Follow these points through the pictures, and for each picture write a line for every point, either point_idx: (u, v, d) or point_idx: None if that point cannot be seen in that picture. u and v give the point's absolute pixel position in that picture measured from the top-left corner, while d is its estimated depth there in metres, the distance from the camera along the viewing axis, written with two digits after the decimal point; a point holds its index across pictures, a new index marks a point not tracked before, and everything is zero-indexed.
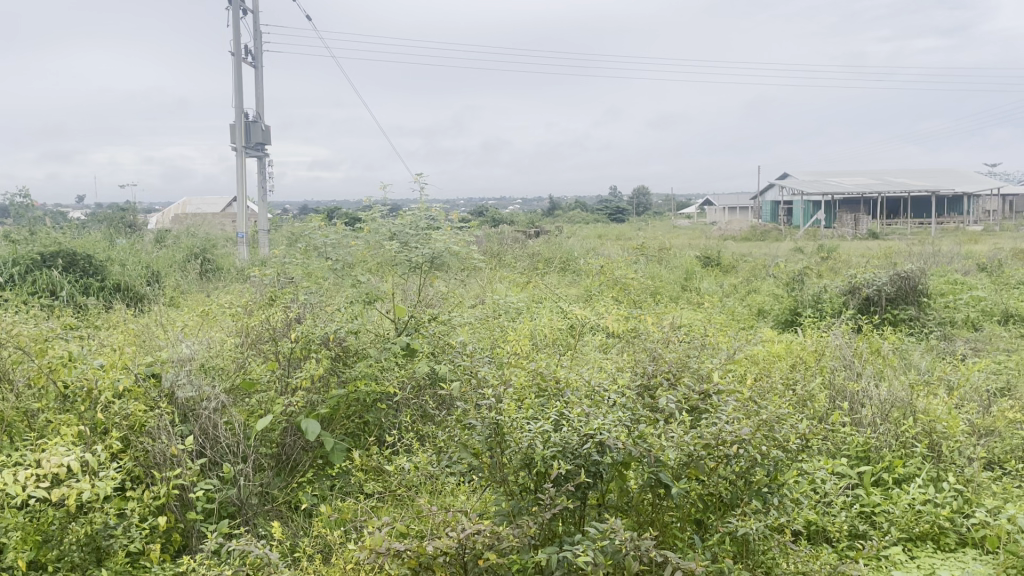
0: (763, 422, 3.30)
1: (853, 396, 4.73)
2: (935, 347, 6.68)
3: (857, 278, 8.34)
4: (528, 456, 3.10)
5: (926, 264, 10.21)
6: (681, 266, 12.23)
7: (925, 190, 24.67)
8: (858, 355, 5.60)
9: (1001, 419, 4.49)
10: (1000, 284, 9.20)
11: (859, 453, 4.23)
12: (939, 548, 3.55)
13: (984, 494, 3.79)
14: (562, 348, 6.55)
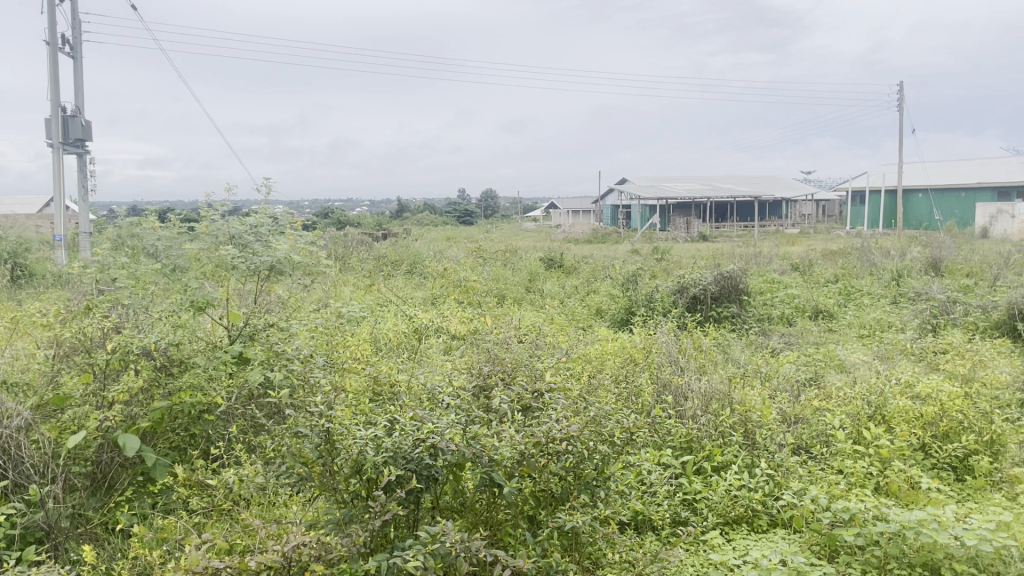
0: (591, 419, 3.43)
1: (676, 389, 4.98)
2: (755, 342, 7.14)
3: (684, 278, 8.78)
4: (358, 463, 3.03)
5: (748, 265, 10.94)
6: (524, 268, 12.49)
7: (749, 197, 26.43)
8: (683, 350, 5.93)
9: (808, 407, 4.84)
10: (811, 282, 9.97)
11: (682, 445, 4.44)
12: (753, 529, 3.80)
13: (792, 477, 4.10)
14: (403, 352, 6.47)
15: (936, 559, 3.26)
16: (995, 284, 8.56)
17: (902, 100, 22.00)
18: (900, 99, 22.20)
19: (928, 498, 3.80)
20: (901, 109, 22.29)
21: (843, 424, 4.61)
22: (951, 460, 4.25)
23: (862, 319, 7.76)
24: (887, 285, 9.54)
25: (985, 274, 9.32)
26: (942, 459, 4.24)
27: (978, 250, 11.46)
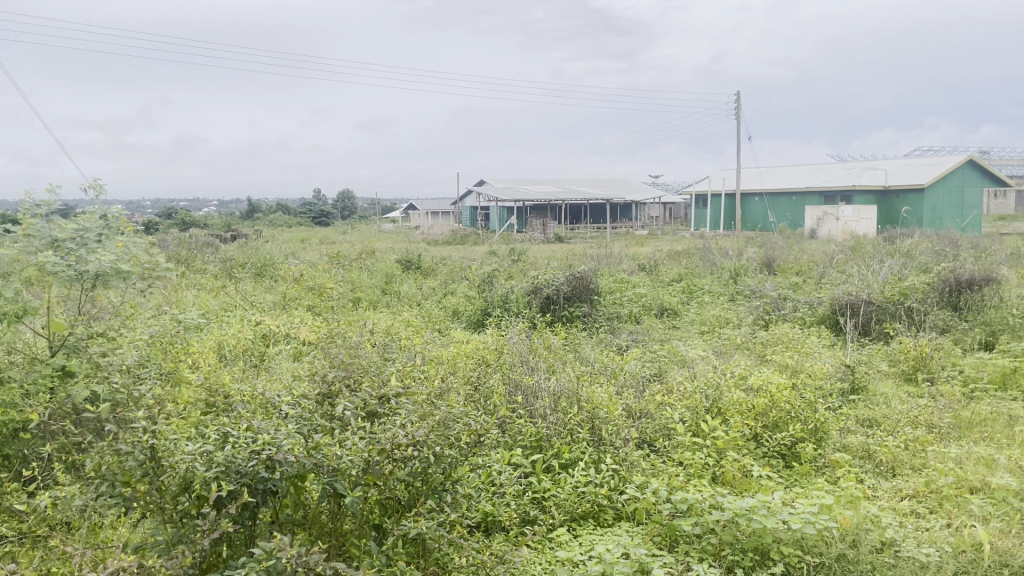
0: (438, 423, 3.37)
1: (527, 388, 5.00)
2: (604, 340, 7.33)
3: (538, 278, 8.90)
4: (187, 479, 2.86)
5: (599, 265, 11.26)
6: (380, 270, 12.30)
7: (601, 199, 27.27)
8: (533, 350, 6.00)
9: (651, 402, 4.99)
10: (657, 282, 10.38)
11: (532, 443, 4.44)
12: (599, 524, 3.87)
13: (635, 471, 4.20)
14: (248, 359, 6.20)
15: (765, 543, 3.44)
16: (820, 281, 9.21)
17: (738, 108, 23.36)
18: (738, 108, 23.55)
19: (759, 485, 4.02)
20: (738, 117, 23.63)
21: (683, 418, 4.78)
22: (781, 448, 4.51)
23: (703, 316, 8.14)
24: (726, 283, 10.06)
25: (812, 272, 10.01)
26: (772, 448, 4.49)
27: (806, 250, 12.31)
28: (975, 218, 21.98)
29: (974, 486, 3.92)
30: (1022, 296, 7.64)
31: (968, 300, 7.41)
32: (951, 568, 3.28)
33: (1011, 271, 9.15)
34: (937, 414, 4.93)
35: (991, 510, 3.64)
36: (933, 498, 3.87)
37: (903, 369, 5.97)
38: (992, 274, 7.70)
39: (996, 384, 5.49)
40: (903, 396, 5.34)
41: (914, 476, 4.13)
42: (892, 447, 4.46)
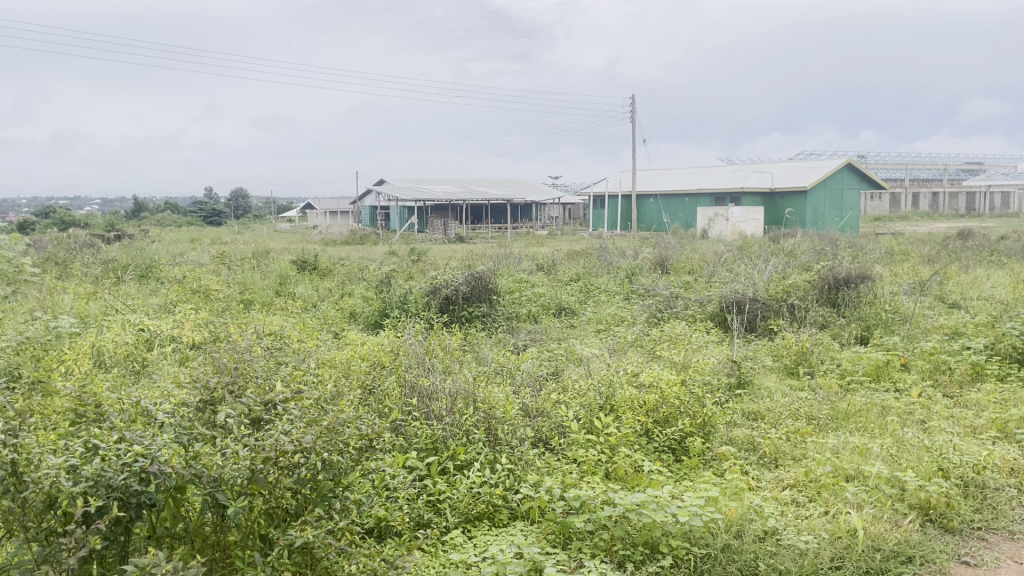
0: (326, 428, 3.28)
1: (422, 390, 4.91)
2: (502, 340, 7.34)
3: (437, 279, 8.84)
4: (51, 496, 2.69)
5: (498, 265, 11.29)
6: (275, 270, 11.96)
7: (502, 199, 27.38)
8: (429, 351, 5.94)
9: (548, 400, 5.00)
10: (555, 281, 10.49)
11: (427, 446, 4.36)
12: (494, 525, 3.84)
13: (530, 470, 4.19)
14: (129, 366, 5.90)
15: (655, 537, 3.51)
16: (711, 280, 9.52)
17: (634, 112, 23.90)
18: (633, 111, 24.07)
19: (649, 479, 4.11)
20: (634, 120, 24.18)
21: (577, 416, 4.82)
22: (670, 442, 4.62)
23: (600, 315, 8.26)
24: (621, 282, 10.26)
25: (703, 271, 10.34)
26: (662, 443, 4.59)
27: (697, 249, 12.70)
28: (853, 219, 23.21)
29: (850, 474, 4.11)
30: (894, 292, 8.09)
31: (846, 297, 7.80)
32: (827, 554, 3.42)
33: (884, 269, 9.69)
34: (817, 406, 5.16)
35: (864, 496, 3.81)
36: (812, 487, 4.04)
37: (785, 363, 6.23)
38: (867, 272, 8.13)
39: (870, 376, 5.79)
40: (785, 390, 5.56)
41: (795, 467, 4.30)
42: (775, 439, 4.64)
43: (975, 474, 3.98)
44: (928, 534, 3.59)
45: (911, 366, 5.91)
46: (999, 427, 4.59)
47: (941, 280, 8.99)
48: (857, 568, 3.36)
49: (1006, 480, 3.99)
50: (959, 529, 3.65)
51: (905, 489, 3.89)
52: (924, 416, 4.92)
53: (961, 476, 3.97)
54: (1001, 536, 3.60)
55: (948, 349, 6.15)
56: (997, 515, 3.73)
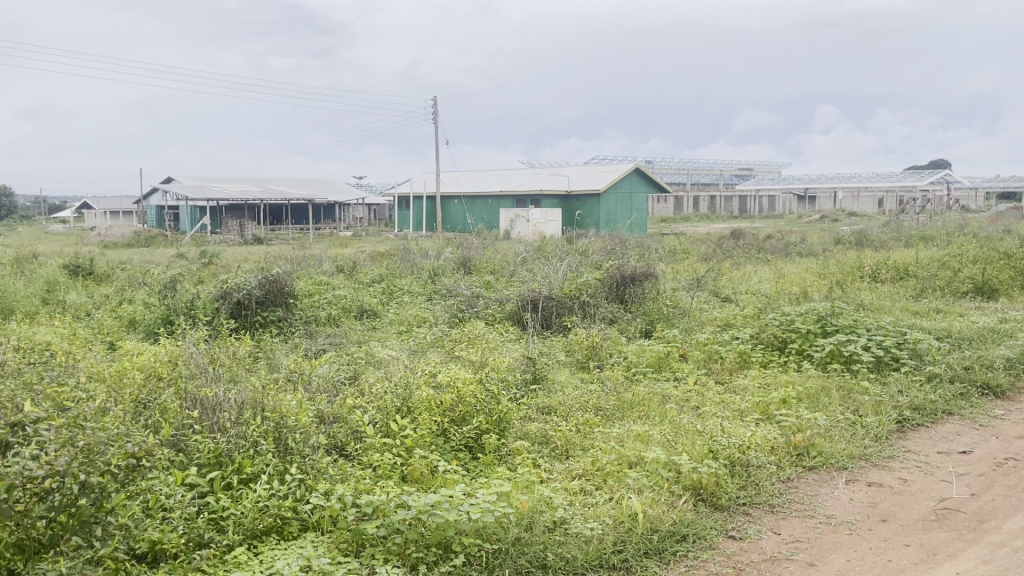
0: (84, 448, 2.99)
1: (204, 401, 4.58)
2: (298, 345, 7.08)
3: (227, 282, 8.37)
4: None
5: (295, 268, 10.91)
6: (40, 276, 10.84)
7: (304, 198, 26.56)
8: (215, 360, 5.61)
9: (344, 405, 4.83)
10: (356, 283, 10.30)
11: (210, 460, 4.07)
12: (283, 538, 3.65)
13: (322, 479, 4.04)
14: None
15: (448, 536, 3.50)
16: (511, 279, 9.74)
17: (436, 113, 24.05)
18: (435, 112, 24.19)
19: (443, 479, 4.10)
20: (436, 121, 24.34)
21: (372, 420, 4.71)
22: (466, 440, 4.65)
23: (401, 317, 8.20)
24: (424, 283, 10.25)
25: (504, 270, 10.57)
26: (458, 441, 4.61)
27: (498, 250, 12.95)
28: (643, 220, 24.71)
29: (633, 461, 4.32)
30: (675, 289, 8.68)
31: (633, 293, 8.25)
32: (610, 539, 3.58)
33: (667, 267, 10.38)
34: (604, 398, 5.41)
35: (645, 481, 4.03)
36: (599, 475, 4.21)
37: (577, 358, 6.48)
38: (651, 270, 8.66)
39: (653, 367, 6.16)
40: (576, 383, 5.79)
41: (583, 457, 4.47)
42: (566, 431, 4.81)
43: (741, 454, 4.33)
44: (700, 512, 3.86)
45: (689, 356, 6.35)
46: (763, 409, 5.02)
47: (716, 276, 9.76)
48: (637, 550, 3.55)
49: (767, 457, 4.37)
50: (727, 506, 3.94)
51: (680, 472, 4.15)
52: (699, 402, 5.29)
53: (729, 457, 4.30)
54: (763, 510, 3.92)
55: (720, 340, 6.68)
56: (759, 490, 4.08)
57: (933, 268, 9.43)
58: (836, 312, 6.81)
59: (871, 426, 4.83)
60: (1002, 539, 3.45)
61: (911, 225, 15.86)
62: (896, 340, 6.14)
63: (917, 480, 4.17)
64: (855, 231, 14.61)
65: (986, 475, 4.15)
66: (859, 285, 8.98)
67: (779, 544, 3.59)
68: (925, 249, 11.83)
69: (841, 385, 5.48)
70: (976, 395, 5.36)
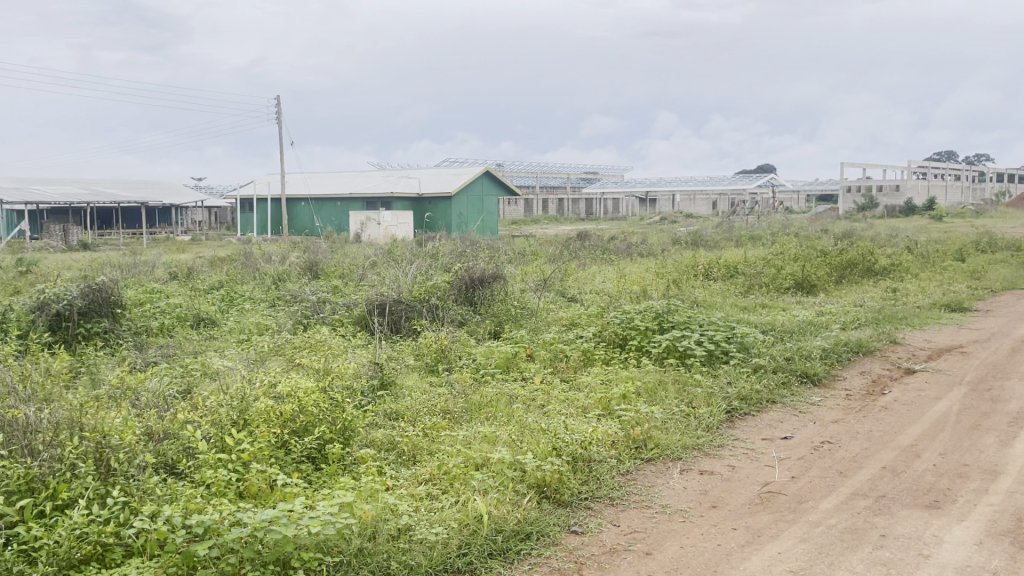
0: None
1: (12, 424, 4.18)
2: (126, 358, 6.63)
3: (44, 293, 7.73)
4: None
5: (123, 275, 10.23)
6: None
7: (137, 201, 25.00)
8: (28, 377, 5.15)
9: (175, 420, 4.56)
10: (192, 290, 9.78)
11: (19, 487, 3.72)
12: (104, 567, 3.39)
13: (149, 500, 3.78)
14: None
15: (287, 552, 3.37)
16: (358, 283, 9.57)
17: (279, 113, 23.29)
18: (278, 112, 23.43)
19: (282, 493, 3.95)
20: (280, 121, 23.57)
21: (206, 434, 4.46)
22: (308, 451, 4.51)
23: (242, 324, 7.85)
24: (266, 289, 9.89)
25: (351, 274, 10.36)
26: (300, 452, 4.45)
27: (346, 254, 12.69)
28: (493, 222, 24.99)
29: (479, 463, 4.33)
30: (522, 290, 8.80)
31: (482, 295, 8.29)
32: (455, 543, 3.57)
33: (516, 269, 10.51)
34: (451, 401, 5.39)
35: (490, 482, 4.05)
36: (445, 479, 4.19)
37: (426, 362, 6.43)
38: (499, 272, 8.74)
39: (501, 368, 6.21)
40: (424, 387, 5.75)
41: (429, 461, 4.43)
42: (412, 436, 4.76)
43: (583, 450, 4.43)
44: (543, 509, 3.92)
45: (536, 356, 6.45)
46: (604, 405, 5.18)
47: (562, 277, 10.00)
48: (481, 552, 3.55)
49: (608, 452, 4.51)
50: (569, 502, 4.02)
51: (525, 470, 4.19)
52: (544, 400, 5.39)
53: (572, 453, 4.39)
54: (604, 503, 4.03)
55: (565, 339, 6.84)
56: (600, 484, 4.20)
57: (759, 266, 10.08)
58: (672, 309, 7.14)
59: (704, 417, 5.08)
60: (818, 517, 3.71)
61: (741, 225, 16.89)
62: (725, 334, 6.51)
63: (744, 466, 4.42)
64: (692, 232, 15.37)
65: (805, 458, 4.47)
66: (694, 283, 9.45)
67: (618, 536, 3.70)
68: (753, 248, 12.62)
69: (676, 379, 5.74)
70: (797, 383, 5.77)
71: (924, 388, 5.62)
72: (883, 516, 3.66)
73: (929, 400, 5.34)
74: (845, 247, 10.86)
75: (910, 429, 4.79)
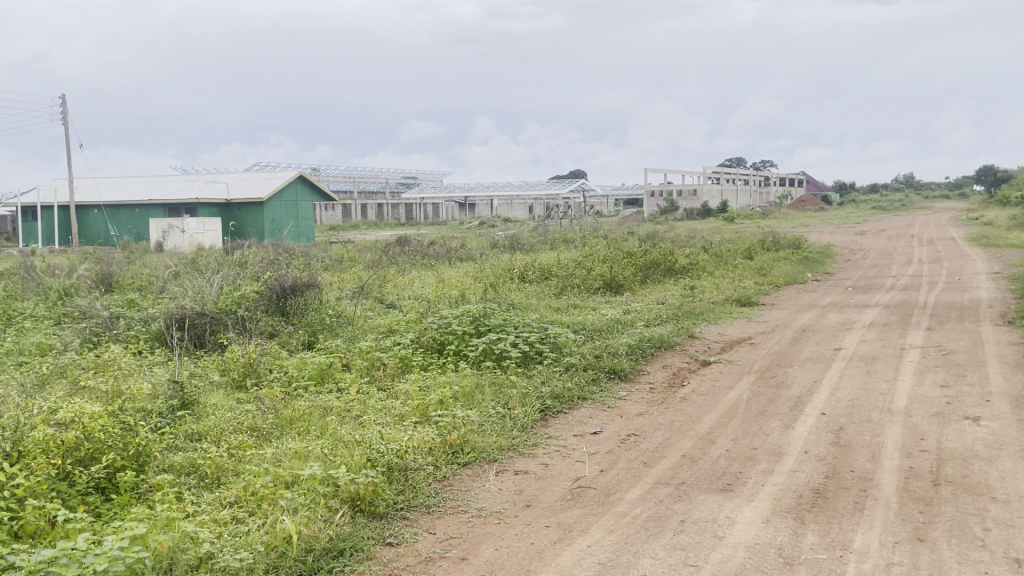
0: None
1: None
2: None
3: None
4: None
5: None
6: None
7: None
8: None
9: None
10: None
11: None
12: None
13: None
14: None
15: None
16: (159, 296, 8.95)
17: (65, 113, 21.40)
18: (64, 112, 21.53)
19: (65, 531, 3.59)
20: (66, 121, 21.66)
21: None
22: (96, 481, 4.12)
23: (21, 345, 7.11)
24: (52, 305, 9.02)
25: (151, 286, 9.69)
26: (86, 484, 4.07)
27: (145, 265, 11.85)
28: (308, 229, 24.35)
29: (289, 481, 4.14)
30: (337, 298, 8.57)
31: (294, 304, 7.97)
32: (262, 568, 3.38)
33: (332, 276, 10.26)
34: (260, 417, 5.14)
35: (299, 500, 3.87)
36: (252, 500, 3.97)
37: (233, 378, 6.10)
38: (312, 280, 8.45)
39: (315, 380, 6.00)
40: (231, 405, 5.45)
41: (235, 483, 4.19)
42: (216, 457, 4.49)
43: (398, 459, 4.37)
44: (357, 523, 3.81)
45: (352, 365, 6.29)
46: (421, 411, 5.13)
47: (379, 283, 9.87)
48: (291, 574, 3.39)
49: (424, 459, 4.48)
50: (384, 514, 3.94)
51: (338, 485, 4.06)
52: (360, 410, 5.27)
53: (387, 463, 4.31)
54: (419, 512, 3.98)
55: (382, 346, 6.74)
56: (416, 493, 4.14)
57: (572, 268, 10.44)
58: (488, 312, 7.22)
59: (519, 418, 5.17)
60: (624, 508, 3.87)
61: (554, 229, 17.44)
62: (539, 335, 6.67)
63: (557, 463, 4.53)
64: (508, 236, 15.69)
65: (613, 451, 4.64)
66: (510, 286, 9.64)
67: (433, 544, 3.66)
68: (566, 250, 13.08)
69: (493, 381, 5.81)
70: (606, 379, 6.01)
71: (719, 378, 6.03)
72: (683, 502, 3.87)
73: (723, 389, 5.74)
74: (648, 248, 11.49)
75: (707, 418, 5.12)
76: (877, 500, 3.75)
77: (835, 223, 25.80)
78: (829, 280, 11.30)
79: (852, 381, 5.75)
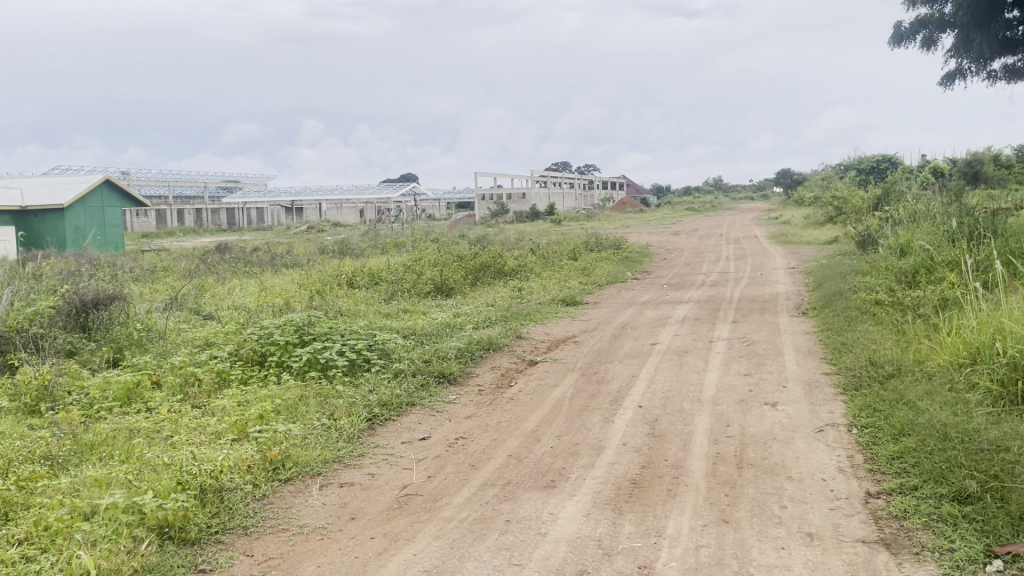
0: None
1: None
2: None
3: None
4: None
5: None
6: None
7: None
8: None
9: None
10: None
11: None
12: None
13: None
14: None
15: None
16: None
17: None
18: None
19: None
20: None
21: None
22: None
23: None
24: None
25: None
26: None
27: None
28: (116, 236, 22.75)
29: (88, 512, 3.81)
30: (148, 311, 8.02)
31: (98, 319, 7.37)
32: None
33: (142, 287, 9.58)
34: (55, 444, 4.70)
35: (100, 532, 3.57)
36: (45, 536, 3.62)
37: (24, 404, 5.56)
38: (118, 292, 7.85)
39: (121, 401, 5.57)
40: (21, 433, 4.95)
41: (24, 519, 3.80)
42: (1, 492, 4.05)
43: (213, 480, 4.14)
44: (166, 552, 3.57)
45: (163, 383, 5.89)
46: (239, 428, 4.89)
47: (196, 294, 9.33)
48: None
49: (242, 478, 4.27)
50: (197, 539, 3.72)
51: (144, 512, 3.77)
52: (172, 430, 4.95)
53: (200, 485, 4.06)
54: (235, 534, 3.79)
55: (197, 362, 6.38)
56: (232, 514, 3.94)
57: (401, 273, 10.34)
58: (313, 320, 7.00)
59: (345, 428, 5.04)
60: (451, 512, 3.86)
61: (384, 233, 17.21)
62: (367, 342, 6.55)
63: (384, 472, 4.46)
64: (337, 241, 15.31)
65: (441, 456, 4.63)
66: (338, 293, 9.40)
67: (251, 566, 3.49)
68: (395, 255, 12.93)
69: (318, 392, 5.64)
70: (434, 384, 5.99)
71: (544, 377, 6.18)
72: (508, 502, 3.91)
73: (548, 388, 5.88)
74: (477, 251, 11.57)
75: (533, 417, 5.21)
76: (688, 486, 3.96)
77: (654, 224, 27.16)
78: (648, 278, 11.87)
79: (667, 374, 6.06)
